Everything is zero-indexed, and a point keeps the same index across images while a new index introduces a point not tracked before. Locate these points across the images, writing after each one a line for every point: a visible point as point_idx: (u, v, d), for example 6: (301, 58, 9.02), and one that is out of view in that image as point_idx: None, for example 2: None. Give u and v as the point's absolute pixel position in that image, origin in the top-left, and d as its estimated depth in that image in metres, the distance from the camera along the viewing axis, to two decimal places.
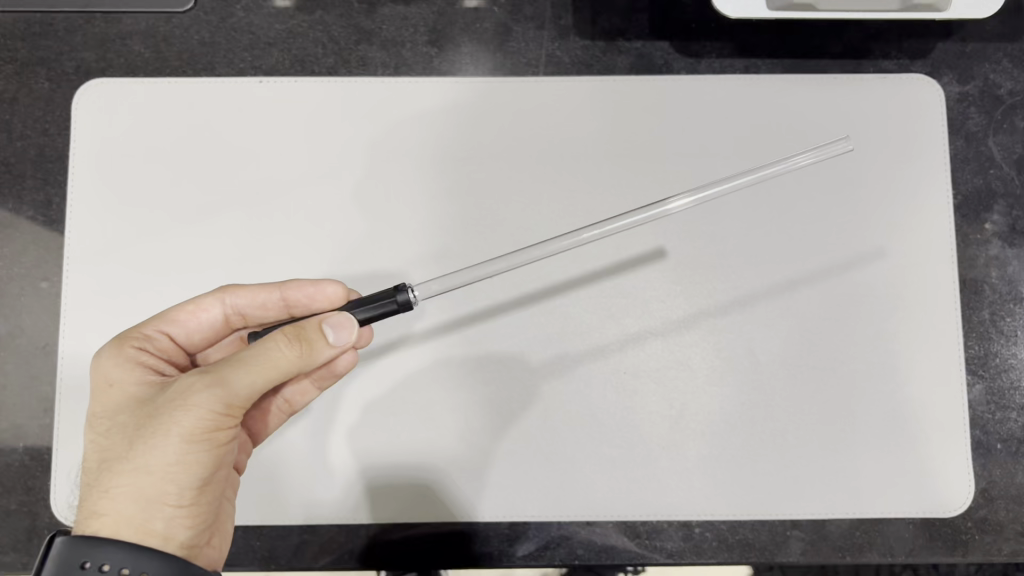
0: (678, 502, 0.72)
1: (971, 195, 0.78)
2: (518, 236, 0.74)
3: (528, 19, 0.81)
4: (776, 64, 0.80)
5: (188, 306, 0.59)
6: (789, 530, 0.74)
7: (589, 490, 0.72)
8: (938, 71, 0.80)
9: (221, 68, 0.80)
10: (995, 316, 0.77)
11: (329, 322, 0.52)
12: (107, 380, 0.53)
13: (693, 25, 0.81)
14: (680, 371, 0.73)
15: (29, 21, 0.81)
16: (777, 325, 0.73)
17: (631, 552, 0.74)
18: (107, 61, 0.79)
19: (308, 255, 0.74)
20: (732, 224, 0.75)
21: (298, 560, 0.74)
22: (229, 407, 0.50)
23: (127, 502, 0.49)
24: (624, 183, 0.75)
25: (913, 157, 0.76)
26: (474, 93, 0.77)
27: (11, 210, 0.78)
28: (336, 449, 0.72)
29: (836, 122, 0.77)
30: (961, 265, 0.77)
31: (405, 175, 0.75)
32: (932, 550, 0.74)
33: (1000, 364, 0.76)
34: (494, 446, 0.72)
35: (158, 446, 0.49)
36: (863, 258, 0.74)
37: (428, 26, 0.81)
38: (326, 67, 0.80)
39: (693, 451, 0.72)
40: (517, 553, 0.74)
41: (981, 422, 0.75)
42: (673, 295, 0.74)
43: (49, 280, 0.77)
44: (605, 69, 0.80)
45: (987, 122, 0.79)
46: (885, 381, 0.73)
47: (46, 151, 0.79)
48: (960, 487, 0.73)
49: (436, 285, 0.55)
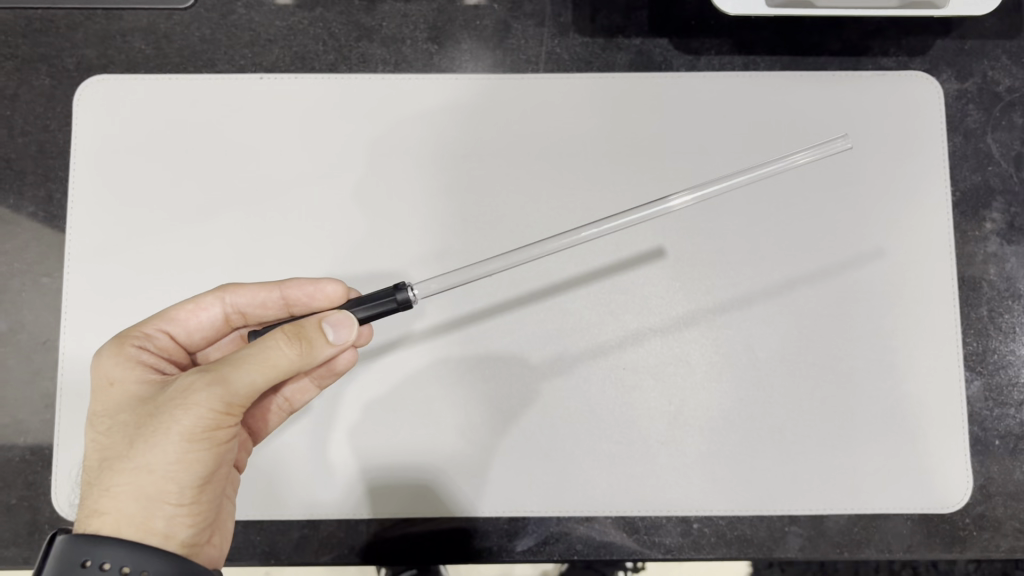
0: (677, 497, 0.72)
1: (969, 191, 0.78)
2: (517, 233, 0.74)
3: (528, 16, 0.82)
4: (775, 61, 0.80)
5: (188, 305, 0.59)
6: (788, 526, 0.74)
7: (588, 486, 0.72)
8: (937, 68, 0.80)
9: (221, 64, 0.80)
10: (993, 312, 0.77)
11: (329, 320, 0.52)
12: (108, 379, 0.54)
13: (693, 22, 0.81)
14: (678, 368, 0.74)
15: (30, 18, 0.81)
16: (776, 322, 0.74)
17: (630, 548, 0.74)
18: (108, 58, 0.80)
19: (309, 252, 0.74)
20: (731, 221, 0.75)
21: (298, 555, 0.74)
22: (229, 406, 0.50)
23: (128, 501, 0.49)
24: (623, 179, 0.75)
25: (911, 154, 0.76)
26: (473, 90, 0.77)
27: (12, 207, 0.78)
28: (336, 447, 0.72)
29: (835, 121, 0.77)
30: (959, 262, 0.77)
31: (405, 172, 0.76)
32: (929, 546, 0.74)
33: (998, 360, 0.76)
34: (494, 443, 0.72)
35: (158, 445, 0.49)
36: (862, 256, 0.75)
37: (428, 23, 0.81)
38: (327, 63, 0.80)
39: (692, 447, 0.72)
40: (516, 549, 0.74)
41: (979, 418, 0.76)
42: (672, 291, 0.74)
43: (50, 276, 0.77)
44: (604, 66, 0.80)
45: (986, 119, 0.79)
46: (883, 377, 0.73)
47: (46, 147, 0.79)
48: (959, 484, 0.73)
49: (436, 283, 0.56)
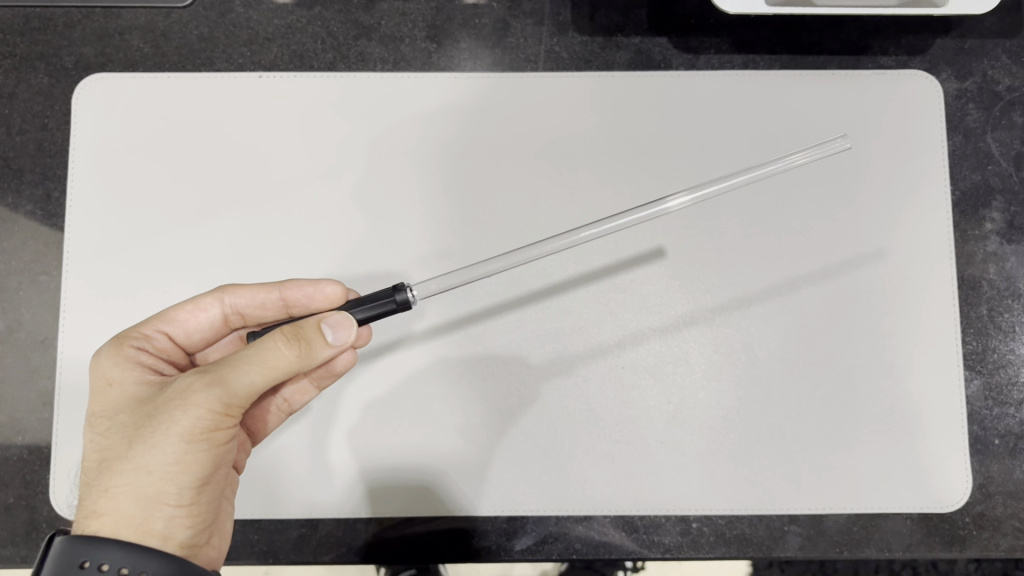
0: (677, 496, 0.72)
1: (969, 191, 0.78)
2: (516, 232, 0.74)
3: (527, 14, 0.82)
4: (775, 60, 0.80)
5: (188, 305, 0.59)
6: (787, 526, 0.74)
7: (587, 486, 0.72)
8: (936, 67, 0.80)
9: (220, 63, 0.80)
10: (993, 311, 0.77)
11: (328, 321, 0.52)
12: (106, 379, 0.53)
13: (692, 20, 0.81)
14: (677, 367, 0.73)
15: (28, 17, 0.81)
16: (775, 321, 0.73)
17: (629, 548, 0.74)
18: (106, 56, 0.79)
19: (308, 251, 0.74)
20: (731, 221, 0.75)
21: (297, 555, 0.74)
22: (228, 407, 0.50)
23: (126, 501, 0.49)
24: (622, 178, 0.75)
25: (912, 153, 0.76)
26: (472, 89, 0.77)
27: (10, 205, 0.78)
28: (336, 447, 0.72)
29: (835, 122, 0.77)
30: (959, 261, 0.77)
31: (405, 171, 0.75)
32: (929, 545, 0.74)
33: (997, 359, 0.76)
34: (493, 443, 0.72)
35: (157, 446, 0.49)
36: (862, 255, 0.74)
37: (427, 22, 0.81)
38: (325, 62, 0.80)
39: (691, 446, 0.72)
40: (515, 548, 0.74)
41: (979, 417, 0.75)
42: (671, 290, 0.74)
43: (48, 274, 0.77)
44: (603, 65, 0.80)
45: (985, 118, 0.79)
46: (882, 377, 0.73)
47: (44, 146, 0.79)
48: (958, 484, 0.72)
49: (435, 283, 0.55)
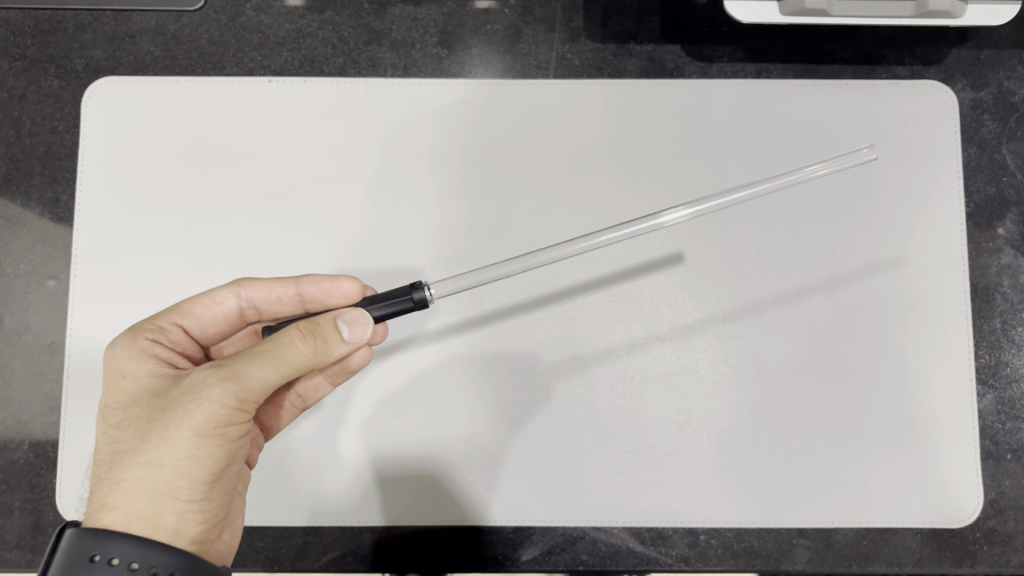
0: (685, 507, 0.71)
1: (983, 203, 0.77)
2: (525, 239, 0.74)
3: (539, 21, 0.81)
4: (788, 69, 0.79)
5: (204, 298, 0.59)
6: (795, 539, 0.73)
7: (594, 495, 0.71)
8: (952, 77, 0.79)
9: (230, 67, 0.79)
10: (1006, 325, 0.76)
11: (345, 317, 0.52)
12: (121, 371, 0.53)
13: (706, 28, 0.80)
14: (687, 378, 0.73)
15: (39, 19, 0.81)
16: (787, 332, 0.73)
17: (636, 559, 0.73)
18: (117, 59, 0.79)
19: (316, 253, 0.74)
20: (742, 230, 0.74)
21: (301, 561, 0.73)
22: (242, 402, 0.50)
23: (138, 495, 0.49)
24: (634, 186, 0.75)
25: (926, 160, 0.76)
26: (483, 94, 0.77)
27: (20, 207, 0.78)
28: (344, 450, 0.72)
29: (852, 124, 0.76)
30: (972, 273, 0.76)
31: (414, 178, 0.75)
32: (940, 560, 0.73)
33: (1010, 374, 0.75)
34: (500, 449, 0.72)
35: (170, 440, 0.49)
36: (874, 267, 0.74)
37: (439, 28, 0.81)
38: (336, 67, 0.79)
39: (700, 458, 0.72)
40: (522, 558, 0.73)
41: (991, 431, 0.75)
42: (682, 300, 0.74)
43: (55, 279, 0.77)
44: (615, 72, 0.80)
45: (1001, 129, 0.79)
46: (895, 389, 0.72)
47: (54, 148, 0.79)
48: (968, 498, 0.72)
49: (453, 284, 0.55)
